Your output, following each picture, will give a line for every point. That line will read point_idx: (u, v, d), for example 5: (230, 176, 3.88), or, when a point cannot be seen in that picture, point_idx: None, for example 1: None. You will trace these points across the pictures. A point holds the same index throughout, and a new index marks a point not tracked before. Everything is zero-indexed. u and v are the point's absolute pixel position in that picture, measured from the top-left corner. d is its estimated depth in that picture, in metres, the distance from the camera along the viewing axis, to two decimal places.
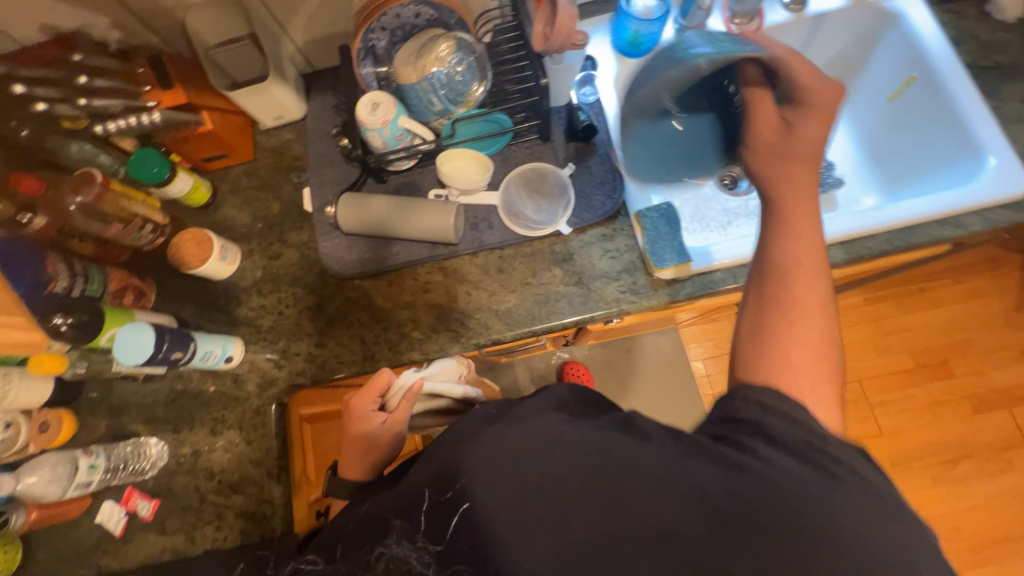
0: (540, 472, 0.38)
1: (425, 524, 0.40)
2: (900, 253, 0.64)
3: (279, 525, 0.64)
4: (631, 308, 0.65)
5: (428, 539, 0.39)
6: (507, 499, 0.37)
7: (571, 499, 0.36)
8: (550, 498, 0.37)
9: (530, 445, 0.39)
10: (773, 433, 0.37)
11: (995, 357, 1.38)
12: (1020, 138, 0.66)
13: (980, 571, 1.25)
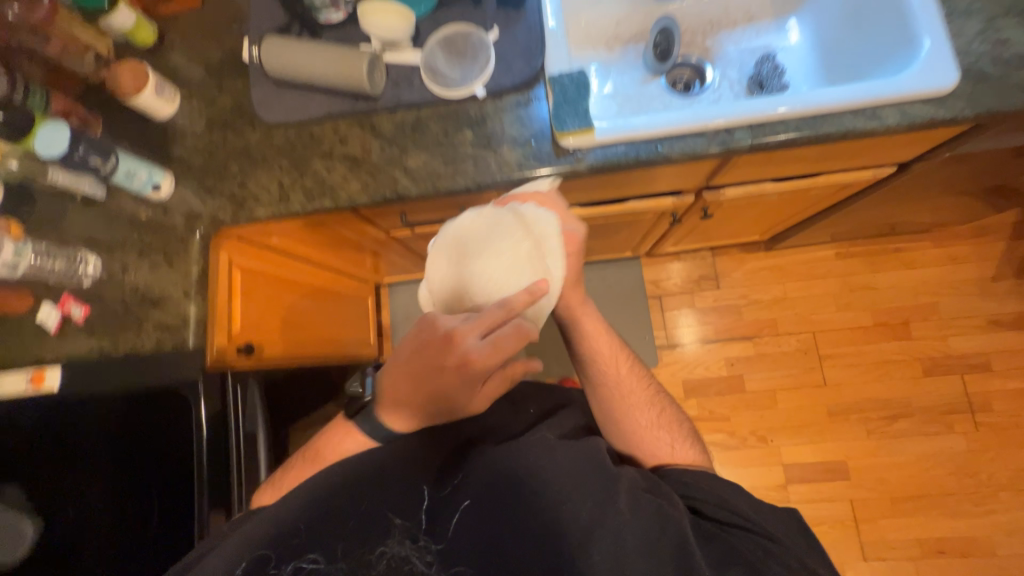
0: (503, 491, 0.62)
1: (425, 526, 0.61)
2: (810, 141, 0.64)
3: (189, 338, 0.70)
4: (532, 175, 0.67)
5: (427, 538, 0.60)
6: (486, 497, 0.62)
7: (519, 510, 0.61)
8: (511, 502, 0.62)
9: (505, 474, 0.63)
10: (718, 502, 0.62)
11: (960, 324, 1.35)
12: (961, 32, 0.63)
13: (897, 521, 1.28)
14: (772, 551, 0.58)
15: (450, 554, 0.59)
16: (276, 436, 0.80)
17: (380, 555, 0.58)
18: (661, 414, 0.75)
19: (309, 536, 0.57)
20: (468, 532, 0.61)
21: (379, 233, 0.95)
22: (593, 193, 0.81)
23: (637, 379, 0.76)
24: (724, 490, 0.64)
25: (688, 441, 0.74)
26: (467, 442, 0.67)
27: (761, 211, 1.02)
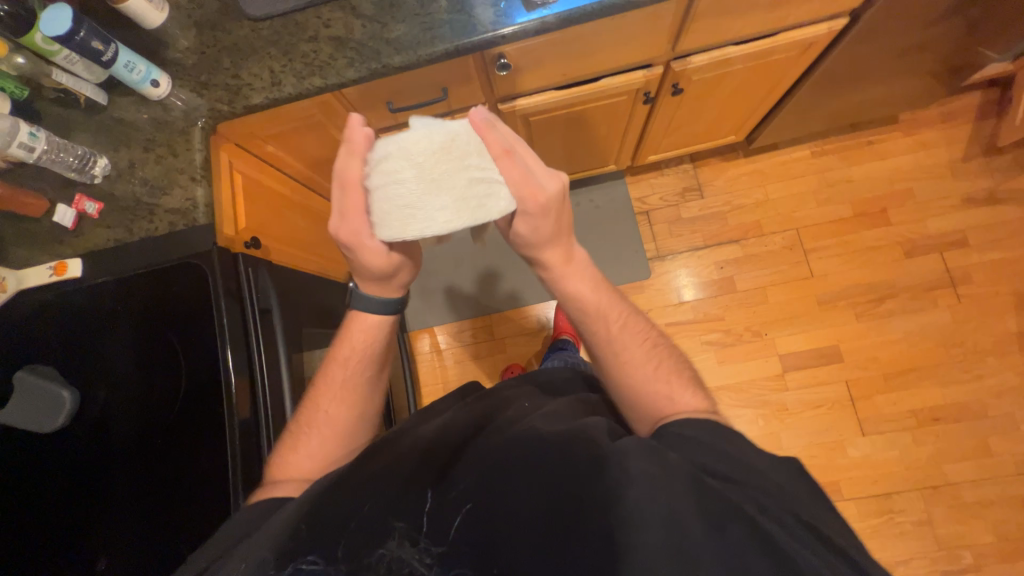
0: (491, 472, 0.50)
1: (426, 524, 0.47)
2: None
3: (200, 217, 0.75)
4: (506, 32, 0.73)
5: (428, 538, 0.46)
6: (479, 486, 0.49)
7: (514, 489, 0.48)
8: (502, 480, 0.49)
9: (493, 448, 0.53)
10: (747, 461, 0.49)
11: (936, 205, 1.41)
12: None
13: (891, 395, 1.34)
14: (771, 504, 0.44)
15: (452, 554, 0.45)
16: (291, 323, 0.85)
17: (378, 558, 0.45)
18: (659, 365, 0.61)
19: (299, 541, 0.47)
20: (471, 535, 0.46)
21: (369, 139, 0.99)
22: (568, 66, 0.85)
23: (633, 332, 0.63)
24: (747, 455, 0.49)
25: (690, 387, 0.60)
26: (447, 434, 0.59)
27: (731, 93, 1.07)
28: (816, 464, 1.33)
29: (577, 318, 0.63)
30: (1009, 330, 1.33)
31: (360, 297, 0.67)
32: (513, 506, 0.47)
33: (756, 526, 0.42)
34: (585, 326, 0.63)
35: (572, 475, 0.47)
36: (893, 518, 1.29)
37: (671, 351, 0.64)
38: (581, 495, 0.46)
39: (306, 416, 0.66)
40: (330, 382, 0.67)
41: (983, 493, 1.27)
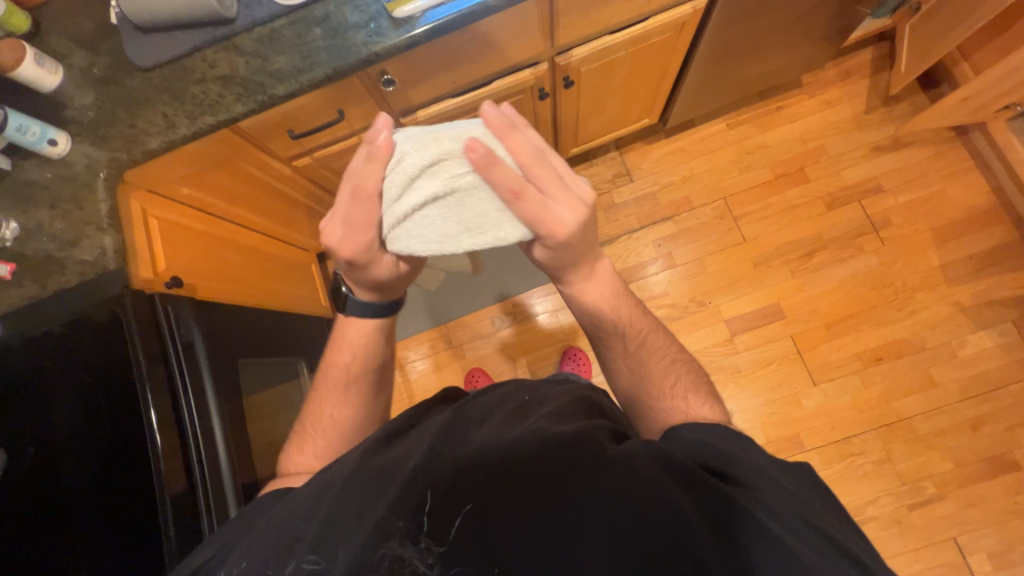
0: (498, 474, 0.50)
1: (427, 524, 0.49)
2: None
3: (110, 263, 0.78)
4: (379, 50, 0.77)
5: (429, 539, 0.48)
6: (478, 486, 0.50)
7: (527, 500, 0.48)
8: (511, 483, 0.50)
9: (501, 448, 0.53)
10: (750, 461, 0.50)
11: (848, 158, 1.48)
12: None
13: (834, 343, 1.39)
14: (785, 511, 0.45)
15: (454, 553, 0.47)
16: (222, 353, 0.87)
17: (380, 557, 0.47)
18: (677, 382, 0.64)
19: (303, 540, 0.50)
20: (472, 532, 0.48)
21: (283, 168, 1.03)
22: (454, 74, 0.91)
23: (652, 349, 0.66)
24: (753, 463, 0.50)
25: (709, 403, 0.63)
26: (449, 433, 0.57)
27: (625, 80, 1.13)
28: (775, 420, 1.37)
29: (598, 334, 0.67)
30: (932, 264, 1.40)
31: (350, 301, 0.69)
32: (516, 508, 0.48)
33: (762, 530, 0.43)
34: (606, 342, 0.67)
35: (586, 484, 0.48)
36: (855, 461, 1.33)
37: (693, 368, 0.67)
38: (592, 503, 0.47)
39: (309, 416, 0.71)
40: (329, 395, 0.70)
41: (934, 422, 1.32)
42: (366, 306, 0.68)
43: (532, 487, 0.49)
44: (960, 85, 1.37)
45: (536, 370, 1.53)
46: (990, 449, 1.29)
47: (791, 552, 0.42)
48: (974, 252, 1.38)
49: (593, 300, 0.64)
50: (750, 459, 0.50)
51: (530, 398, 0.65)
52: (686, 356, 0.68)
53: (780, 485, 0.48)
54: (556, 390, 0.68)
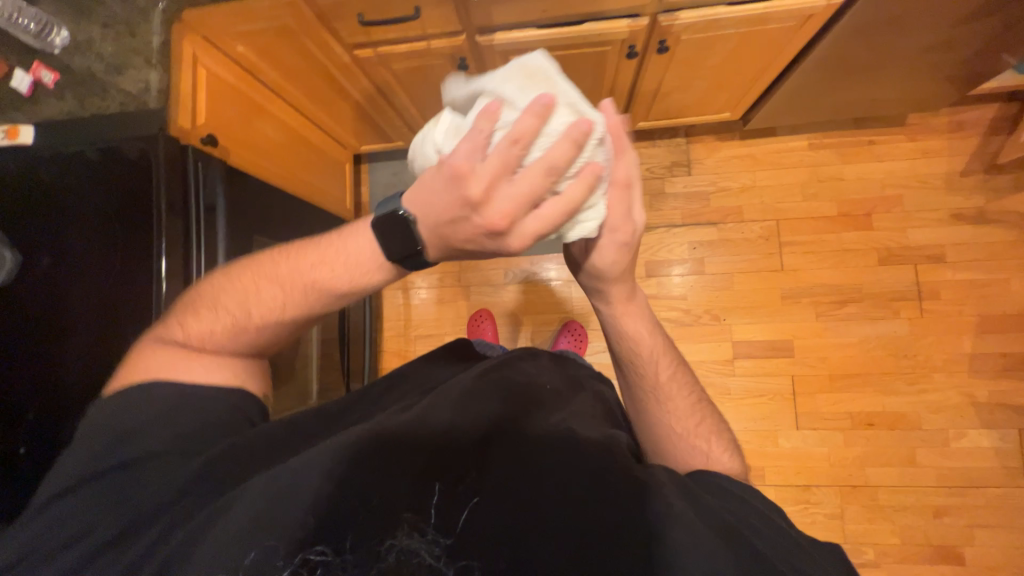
0: (512, 471, 0.50)
1: (435, 514, 0.45)
2: None
3: (153, 101, 0.77)
4: None
5: (437, 530, 0.44)
6: (488, 481, 0.48)
7: (544, 509, 0.46)
8: (525, 485, 0.48)
9: (514, 442, 0.53)
10: (761, 512, 0.50)
11: (922, 217, 1.38)
12: None
13: (832, 395, 1.37)
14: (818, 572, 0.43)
15: (466, 547, 0.43)
16: (242, 227, 0.87)
17: (387, 548, 0.42)
18: (701, 422, 0.64)
19: (302, 512, 0.45)
20: (486, 531, 0.44)
21: (342, 56, 0.98)
22: (546, 2, 0.83)
23: (678, 383, 0.66)
24: (768, 515, 0.49)
25: (728, 449, 0.63)
26: (461, 412, 0.57)
27: (722, 61, 1.03)
28: (747, 448, 1.38)
29: (630, 357, 0.66)
30: (963, 349, 1.33)
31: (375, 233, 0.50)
32: (530, 510, 0.46)
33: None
34: (635, 366, 0.66)
35: (603, 500, 0.47)
36: (808, 508, 1.35)
37: (711, 410, 0.67)
38: (615, 525, 0.45)
39: (224, 290, 0.58)
40: (265, 276, 0.56)
41: (900, 498, 1.32)
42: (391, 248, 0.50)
43: (547, 493, 0.48)
44: None
45: (534, 332, 1.53)
46: (944, 538, 1.30)
47: None
48: (1011, 351, 1.32)
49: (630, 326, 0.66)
50: (758, 508, 0.50)
51: (549, 392, 0.66)
52: (706, 398, 0.68)
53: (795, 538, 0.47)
54: (577, 394, 0.69)
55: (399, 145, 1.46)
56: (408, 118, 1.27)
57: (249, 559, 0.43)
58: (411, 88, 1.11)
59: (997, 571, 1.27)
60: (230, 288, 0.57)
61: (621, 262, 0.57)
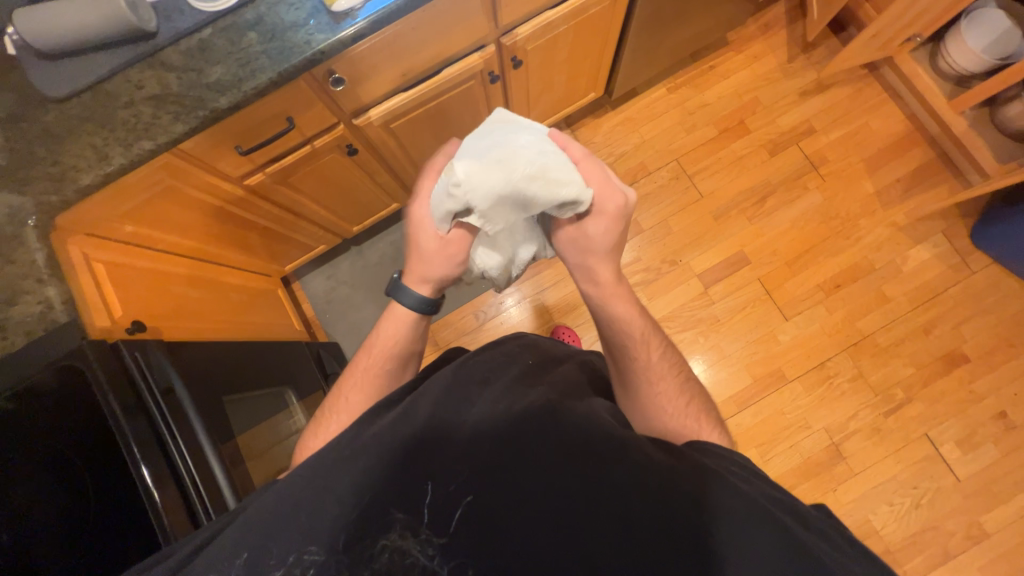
0: (501, 459, 0.53)
1: (426, 515, 0.50)
2: None
3: (60, 316, 0.71)
4: (325, 48, 0.73)
5: (429, 530, 0.49)
6: (471, 479, 0.52)
7: (535, 484, 0.51)
8: (516, 469, 0.52)
9: (505, 421, 0.57)
10: (751, 467, 0.58)
11: (780, 105, 1.58)
12: None
13: (797, 278, 1.49)
14: (794, 510, 0.52)
15: (454, 547, 0.48)
16: (204, 394, 0.82)
17: (380, 548, 0.49)
18: (689, 403, 0.70)
19: (301, 526, 0.51)
20: (473, 527, 0.49)
21: (236, 189, 0.97)
22: (403, 66, 0.88)
23: (667, 365, 0.72)
24: (752, 473, 0.57)
25: (715, 428, 0.69)
26: (453, 400, 0.61)
27: (570, 54, 1.15)
28: (758, 358, 1.46)
29: (620, 340, 0.70)
30: (868, 191, 1.52)
31: (402, 289, 0.73)
32: (517, 489, 0.50)
33: (780, 525, 0.48)
34: (628, 348, 0.70)
35: (587, 459, 0.52)
36: (833, 382, 1.44)
37: (700, 391, 0.73)
38: (614, 495, 0.50)
39: (334, 402, 0.74)
40: (356, 382, 0.73)
41: (895, 334, 1.45)
42: (416, 296, 0.73)
43: (541, 481, 0.51)
44: (864, 25, 1.49)
45: None
46: (945, 347, 1.43)
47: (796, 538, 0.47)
48: (902, 175, 1.52)
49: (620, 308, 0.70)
50: (750, 464, 0.58)
51: (530, 368, 0.71)
52: (694, 380, 0.74)
53: (786, 492, 0.55)
54: (557, 370, 0.73)
55: (322, 248, 1.45)
56: (319, 220, 1.27)
57: (241, 559, 0.50)
58: (312, 192, 1.12)
59: (996, 352, 1.42)
60: (342, 394, 0.74)
61: (596, 229, 0.66)
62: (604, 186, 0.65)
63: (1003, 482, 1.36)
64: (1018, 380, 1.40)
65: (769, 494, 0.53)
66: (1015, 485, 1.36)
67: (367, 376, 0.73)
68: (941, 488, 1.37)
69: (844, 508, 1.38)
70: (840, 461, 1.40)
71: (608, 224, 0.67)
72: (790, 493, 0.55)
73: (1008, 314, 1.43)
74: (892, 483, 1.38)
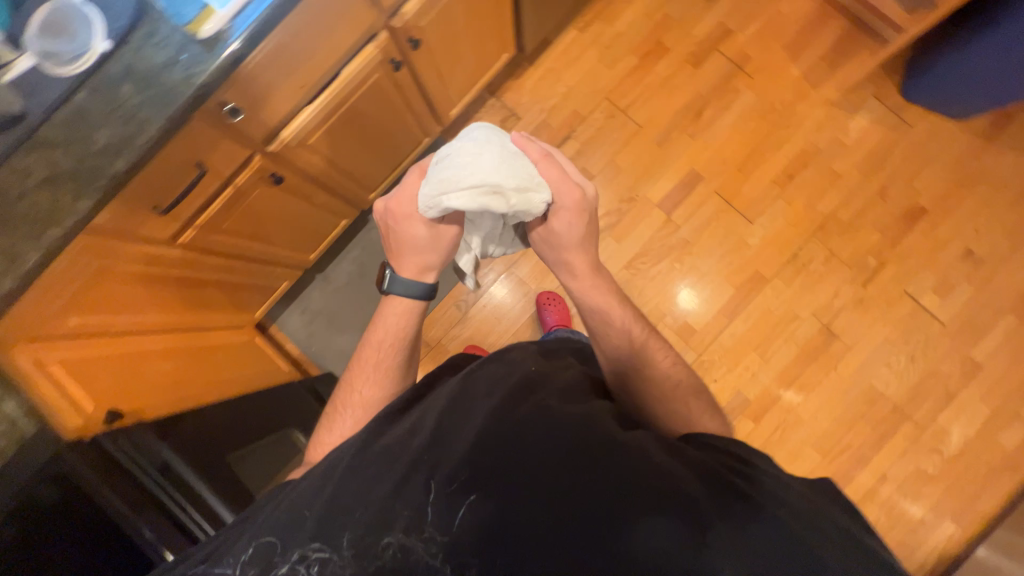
0: (504, 469, 0.58)
1: (426, 518, 0.58)
2: None
3: (29, 426, 0.69)
4: (207, 81, 0.69)
5: (431, 531, 0.57)
6: (469, 484, 0.59)
7: (534, 492, 0.57)
8: (524, 483, 0.57)
9: (504, 428, 0.62)
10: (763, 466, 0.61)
11: (692, 15, 1.56)
12: None
13: (751, 180, 1.51)
14: (796, 505, 0.56)
15: (457, 551, 0.56)
16: None
17: (384, 547, 0.57)
18: (684, 391, 0.76)
19: (312, 525, 0.60)
20: (472, 527, 0.56)
21: (171, 249, 0.94)
22: (298, 78, 0.85)
23: (652, 350, 0.80)
24: (755, 467, 0.61)
25: (712, 416, 0.75)
26: (457, 414, 0.66)
27: (468, 20, 1.12)
28: (734, 267, 1.49)
29: (601, 327, 0.80)
30: (796, 76, 1.53)
31: (396, 282, 0.79)
32: (515, 492, 0.57)
33: (778, 519, 0.53)
34: (609, 334, 0.80)
35: (590, 467, 0.57)
36: (809, 269, 1.48)
37: (689, 372, 0.79)
38: (618, 504, 0.54)
39: (345, 397, 0.79)
40: (361, 376, 0.79)
41: (855, 207, 1.49)
42: (408, 285, 0.78)
43: (544, 490, 0.56)
44: None
45: (520, 328, 1.55)
46: (902, 206, 1.48)
47: (796, 535, 0.52)
48: (823, 51, 1.53)
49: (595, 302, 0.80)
50: (758, 461, 0.62)
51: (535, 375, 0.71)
52: (691, 374, 0.80)
53: (794, 491, 0.58)
54: (560, 373, 0.74)
55: (285, 284, 1.43)
56: (272, 258, 1.25)
57: (259, 552, 0.59)
58: (253, 232, 1.09)
59: (950, 196, 1.47)
60: (352, 390, 0.79)
61: (576, 226, 0.76)
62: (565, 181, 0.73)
63: (983, 314, 1.44)
64: (975, 216, 1.46)
65: (776, 494, 0.56)
66: (994, 314, 1.43)
67: (372, 369, 0.79)
68: (929, 336, 1.44)
69: (848, 381, 1.45)
70: (834, 340, 1.46)
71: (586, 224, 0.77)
72: (798, 489, 0.59)
73: (952, 158, 1.48)
74: (886, 346, 1.45)
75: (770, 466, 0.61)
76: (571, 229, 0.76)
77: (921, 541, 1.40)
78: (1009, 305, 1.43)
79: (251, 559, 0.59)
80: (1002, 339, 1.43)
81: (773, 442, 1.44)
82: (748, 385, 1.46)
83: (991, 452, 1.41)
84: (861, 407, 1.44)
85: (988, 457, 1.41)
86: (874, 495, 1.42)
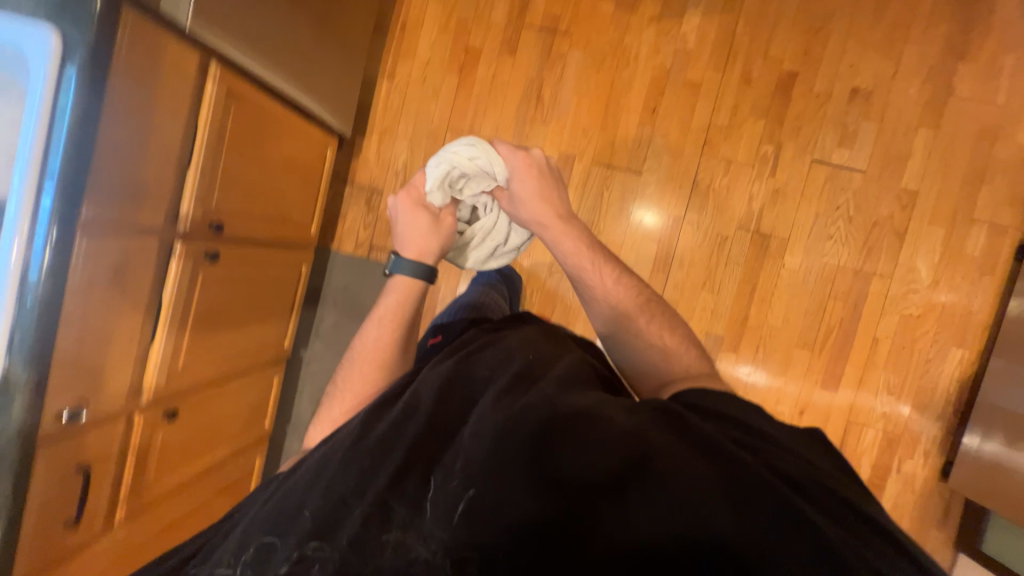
0: (505, 449, 0.53)
1: (425, 512, 0.54)
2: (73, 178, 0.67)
3: None
4: (23, 423, 0.70)
5: (432, 527, 0.52)
6: (474, 475, 0.53)
7: (533, 471, 0.51)
8: (527, 459, 0.52)
9: (505, 414, 0.57)
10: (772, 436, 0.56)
11: (483, 6, 1.47)
12: (26, 7, 0.65)
13: (619, 133, 1.45)
14: (806, 483, 0.50)
15: (454, 553, 0.50)
16: None
17: (382, 544, 0.53)
18: (657, 323, 0.80)
19: (304, 525, 0.56)
20: (472, 522, 0.51)
21: (115, 533, 0.96)
22: (118, 339, 0.84)
23: (624, 289, 0.82)
24: (749, 418, 0.59)
25: (685, 345, 0.79)
26: (458, 405, 0.64)
27: (261, 163, 1.07)
28: (646, 223, 1.45)
29: (575, 272, 0.84)
30: (610, 11, 1.44)
31: (400, 264, 0.87)
32: (507, 477, 0.52)
33: (792, 499, 0.46)
34: (582, 277, 0.83)
35: (590, 444, 0.51)
36: (715, 187, 1.43)
37: (663, 308, 0.83)
38: (623, 480, 0.49)
39: (346, 372, 0.85)
40: (366, 353, 0.84)
41: (728, 105, 1.41)
42: (411, 267, 0.87)
43: (546, 476, 0.50)
44: None
45: None
46: (772, 80, 1.40)
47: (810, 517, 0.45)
48: None
49: (568, 253, 0.84)
50: (769, 431, 0.57)
51: (531, 360, 0.70)
52: (662, 307, 0.84)
53: (805, 466, 0.53)
54: (555, 355, 0.74)
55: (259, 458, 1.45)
56: (227, 456, 1.27)
57: (245, 555, 0.56)
58: (187, 458, 1.10)
59: (811, 46, 1.39)
60: (352, 369, 0.84)
61: (534, 187, 0.86)
62: (532, 167, 0.87)
63: (896, 142, 1.37)
64: (845, 52, 1.37)
65: (788, 471, 0.51)
66: (906, 136, 1.37)
67: (379, 344, 0.84)
68: (857, 190, 1.39)
69: (802, 271, 1.41)
70: (770, 240, 1.41)
71: (543, 181, 0.87)
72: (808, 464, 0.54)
73: (795, 7, 1.39)
74: (821, 221, 1.40)
75: (779, 438, 0.56)
76: (531, 189, 0.86)
77: (937, 379, 1.39)
78: (916, 120, 1.37)
79: (251, 561, 0.56)
80: (925, 156, 1.37)
81: (760, 361, 1.43)
82: (711, 322, 1.45)
83: (963, 266, 1.37)
84: (825, 288, 1.41)
85: (963, 272, 1.37)
86: (875, 360, 1.41)
